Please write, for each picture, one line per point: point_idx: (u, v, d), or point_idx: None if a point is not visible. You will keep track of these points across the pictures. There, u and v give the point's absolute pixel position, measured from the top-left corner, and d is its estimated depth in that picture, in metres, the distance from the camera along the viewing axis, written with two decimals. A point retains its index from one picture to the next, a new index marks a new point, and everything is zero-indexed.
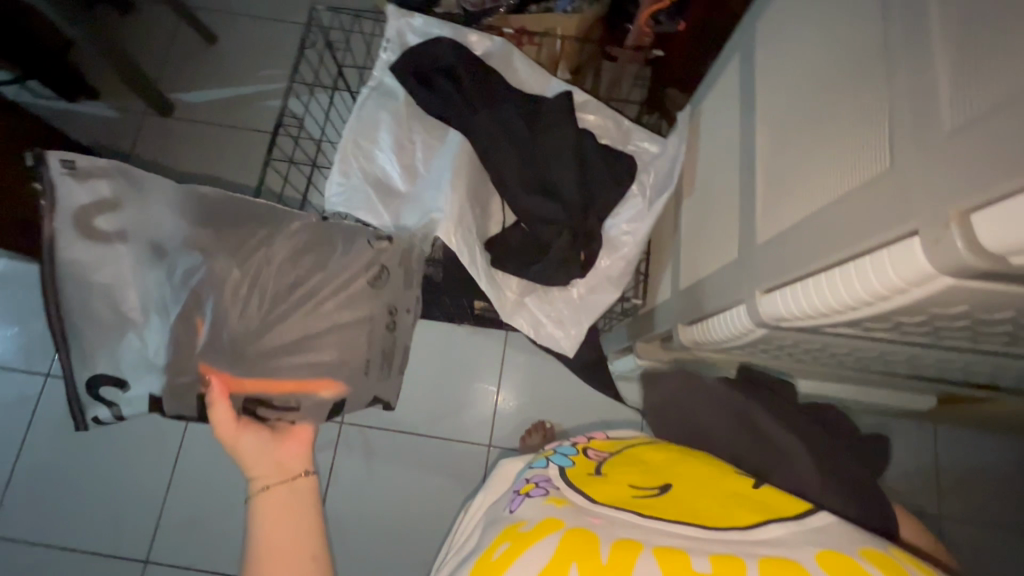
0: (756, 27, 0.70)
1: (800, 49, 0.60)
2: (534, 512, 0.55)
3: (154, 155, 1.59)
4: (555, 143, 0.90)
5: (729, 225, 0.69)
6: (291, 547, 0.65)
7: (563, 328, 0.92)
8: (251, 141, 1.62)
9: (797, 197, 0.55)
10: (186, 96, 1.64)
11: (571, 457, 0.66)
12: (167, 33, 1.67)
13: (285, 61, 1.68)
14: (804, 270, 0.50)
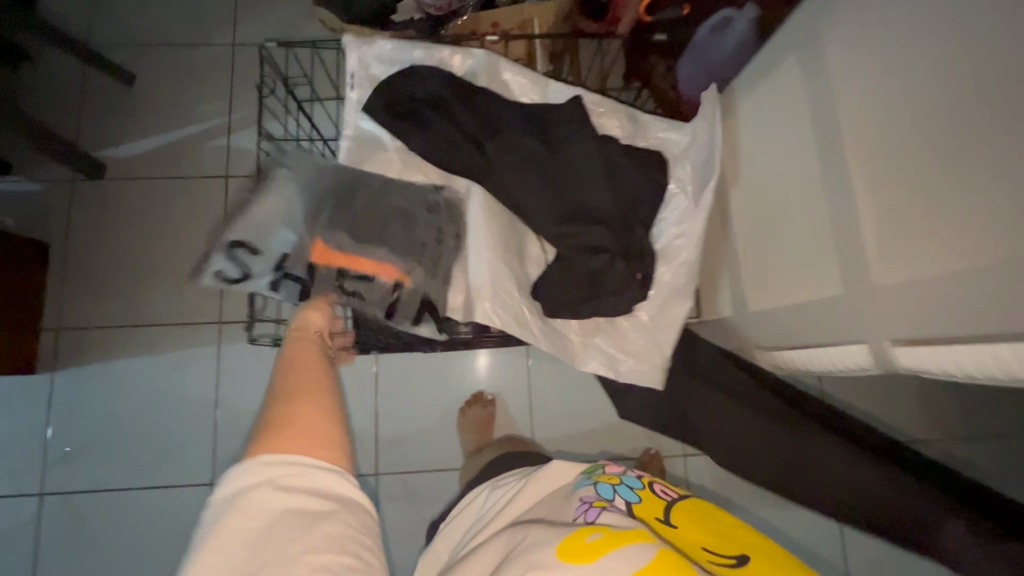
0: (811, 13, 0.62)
1: (874, 69, 0.53)
2: (619, 522, 0.58)
3: (99, 227, 1.41)
4: (582, 167, 0.81)
5: (812, 249, 0.63)
6: (315, 384, 0.78)
7: (640, 356, 0.84)
8: (203, 189, 1.44)
9: (921, 238, 0.51)
10: (115, 151, 1.44)
11: (639, 489, 0.66)
12: (75, 81, 1.45)
13: (219, 92, 1.48)
14: (941, 333, 0.50)
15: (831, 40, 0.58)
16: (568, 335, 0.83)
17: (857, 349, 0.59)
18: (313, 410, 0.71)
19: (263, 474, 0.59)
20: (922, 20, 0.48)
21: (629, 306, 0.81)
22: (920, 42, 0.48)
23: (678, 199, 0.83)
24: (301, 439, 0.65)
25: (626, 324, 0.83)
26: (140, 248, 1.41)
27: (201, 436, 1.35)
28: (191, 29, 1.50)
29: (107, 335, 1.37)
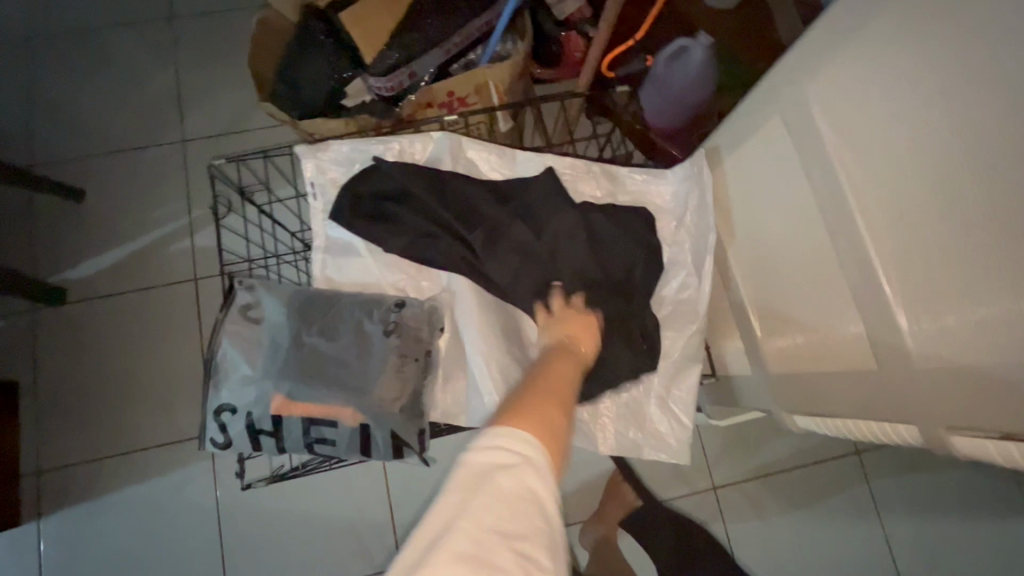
0: (802, 63, 0.59)
1: (889, 135, 0.51)
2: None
3: (67, 355, 1.33)
4: (568, 245, 0.76)
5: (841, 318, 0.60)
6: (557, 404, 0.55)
7: (666, 431, 0.78)
8: (171, 297, 1.37)
9: (957, 320, 0.47)
10: (74, 272, 1.37)
11: None
12: (23, 206, 1.38)
13: (175, 193, 1.42)
14: (989, 422, 0.47)
15: (834, 99, 0.56)
16: (583, 419, 0.77)
17: (903, 428, 0.56)
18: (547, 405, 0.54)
19: (514, 443, 0.48)
20: (938, 84, 0.45)
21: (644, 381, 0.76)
22: (938, 109, 0.46)
23: (678, 264, 0.78)
24: (549, 435, 0.51)
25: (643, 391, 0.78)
26: (118, 370, 1.33)
27: (212, 559, 1.26)
28: (136, 133, 1.45)
29: (94, 469, 1.29)
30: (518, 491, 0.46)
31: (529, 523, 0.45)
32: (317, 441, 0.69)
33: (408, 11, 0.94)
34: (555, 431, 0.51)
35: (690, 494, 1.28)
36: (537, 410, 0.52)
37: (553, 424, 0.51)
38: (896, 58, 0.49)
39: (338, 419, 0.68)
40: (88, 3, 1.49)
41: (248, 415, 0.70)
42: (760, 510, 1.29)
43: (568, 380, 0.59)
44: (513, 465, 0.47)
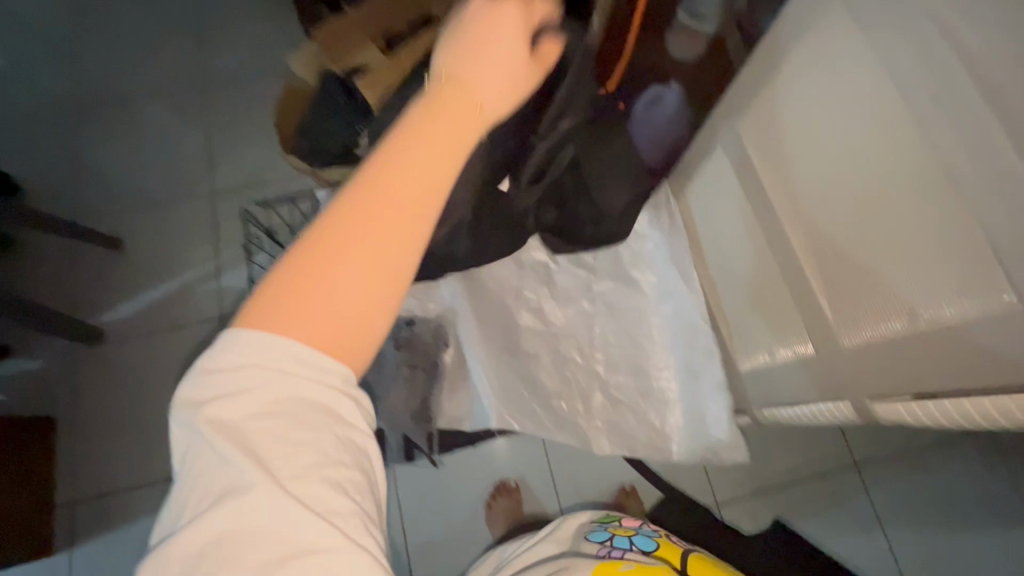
0: (728, 103, 0.70)
1: (801, 157, 0.60)
2: (642, 561, 0.70)
3: (102, 391, 1.43)
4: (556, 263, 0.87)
5: (789, 316, 0.69)
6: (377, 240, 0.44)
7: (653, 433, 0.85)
8: (198, 334, 1.48)
9: (866, 299, 0.55)
10: (110, 314, 1.49)
11: (653, 539, 0.78)
12: (67, 257, 1.52)
13: (203, 239, 1.56)
14: (906, 388, 0.53)
15: (761, 131, 0.66)
16: (579, 422, 0.85)
17: (840, 406, 0.62)
18: (341, 263, 0.43)
19: (254, 352, 0.44)
20: (824, 113, 0.55)
21: (630, 386, 0.85)
22: (830, 133, 0.55)
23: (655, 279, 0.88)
24: (318, 301, 0.44)
25: (633, 397, 0.85)
26: (147, 403, 1.43)
27: None
28: (169, 188, 1.60)
29: (123, 498, 1.36)
30: (265, 412, 0.44)
31: (294, 441, 0.44)
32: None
33: (414, 70, 1.03)
34: (342, 293, 0.44)
35: (693, 508, 1.32)
36: (322, 257, 0.44)
37: (339, 275, 0.44)
38: (793, 95, 0.59)
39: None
40: (131, 78, 1.69)
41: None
42: (761, 522, 1.32)
43: (404, 199, 0.45)
44: (256, 388, 0.43)
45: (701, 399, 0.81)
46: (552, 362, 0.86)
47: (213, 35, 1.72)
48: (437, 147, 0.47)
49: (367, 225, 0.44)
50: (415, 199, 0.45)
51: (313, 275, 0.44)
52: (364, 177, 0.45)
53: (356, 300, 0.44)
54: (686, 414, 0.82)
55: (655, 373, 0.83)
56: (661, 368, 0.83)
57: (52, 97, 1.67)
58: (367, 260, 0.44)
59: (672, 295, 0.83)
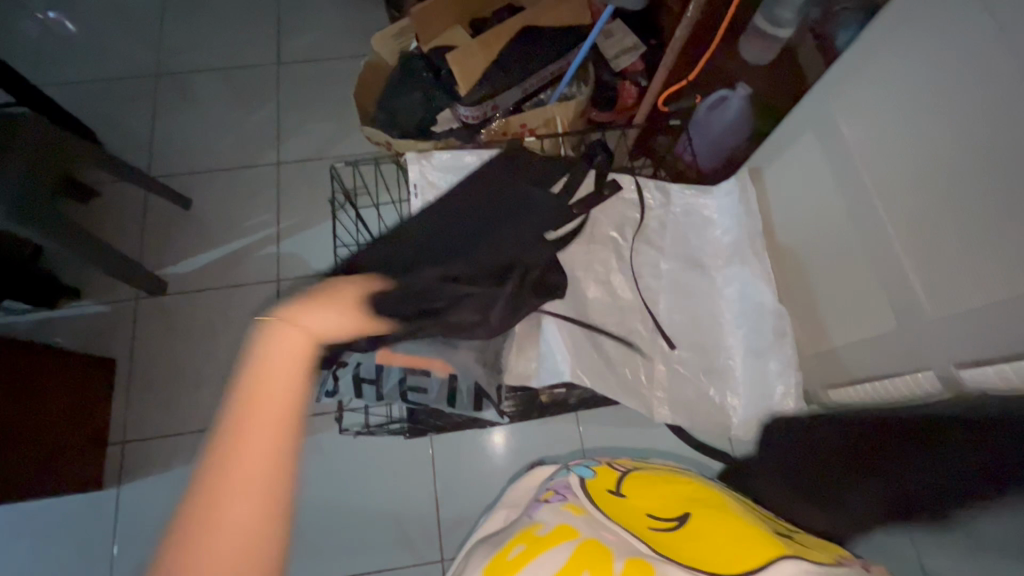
0: (825, 95, 0.74)
1: (893, 143, 0.64)
2: (547, 519, 0.64)
3: (155, 342, 1.44)
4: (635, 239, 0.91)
5: (867, 296, 0.72)
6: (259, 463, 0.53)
7: (720, 410, 0.87)
8: (253, 295, 1.48)
9: (960, 273, 0.58)
10: (173, 268, 1.52)
11: (593, 469, 0.75)
12: (138, 209, 1.57)
13: (266, 205, 1.59)
14: (994, 351, 0.56)
15: (855, 119, 0.70)
16: (643, 390, 0.88)
17: (921, 376, 0.65)
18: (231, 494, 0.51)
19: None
20: (918, 102, 0.59)
21: (694, 360, 0.88)
22: (924, 121, 0.59)
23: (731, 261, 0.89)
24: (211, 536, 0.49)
25: (697, 372, 0.88)
26: (194, 354, 1.42)
27: None
28: (239, 154, 1.65)
29: (164, 444, 1.35)
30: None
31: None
32: (412, 389, 0.83)
33: (499, 54, 1.13)
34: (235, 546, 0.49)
35: None
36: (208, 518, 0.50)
37: (227, 520, 0.50)
38: (886, 87, 0.64)
39: (432, 370, 0.82)
40: (212, 51, 1.76)
41: (355, 365, 0.83)
42: None
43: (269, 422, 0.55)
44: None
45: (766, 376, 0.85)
46: (618, 333, 0.89)
47: (293, 18, 1.79)
48: (274, 363, 0.59)
49: (241, 468, 0.53)
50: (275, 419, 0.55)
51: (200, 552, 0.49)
52: (225, 441, 0.54)
53: (252, 532, 0.50)
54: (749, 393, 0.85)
55: (722, 352, 0.87)
56: (727, 345, 0.87)
57: (135, 63, 1.74)
58: (247, 498, 0.52)
59: (739, 277, 0.88)
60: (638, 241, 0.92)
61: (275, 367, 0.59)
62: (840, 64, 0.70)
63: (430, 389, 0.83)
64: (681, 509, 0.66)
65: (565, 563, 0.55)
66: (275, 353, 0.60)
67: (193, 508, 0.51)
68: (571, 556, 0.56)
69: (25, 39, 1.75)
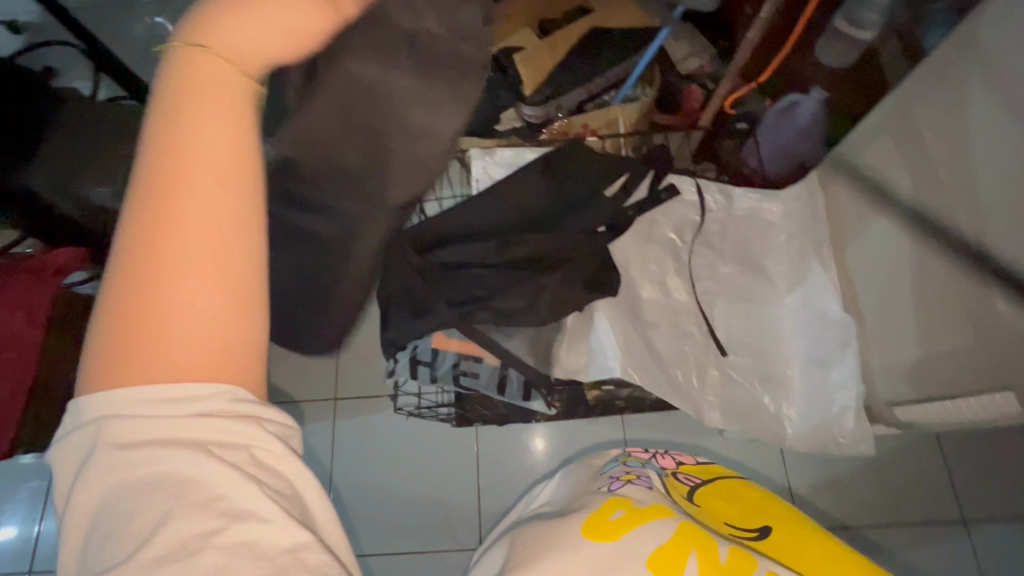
0: (915, 102, 0.74)
1: (979, 159, 0.65)
2: (641, 497, 0.61)
3: None
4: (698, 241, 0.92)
5: (950, 307, 0.73)
6: (191, 322, 0.35)
7: (779, 415, 0.85)
8: None
9: None
10: None
11: (665, 476, 0.72)
12: None
13: None
14: None
15: (943, 133, 0.70)
16: (694, 394, 0.87)
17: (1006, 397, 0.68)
18: (152, 278, 0.34)
19: (107, 411, 0.35)
20: (1008, 111, 0.60)
21: (749, 367, 0.87)
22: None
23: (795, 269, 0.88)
24: (152, 326, 0.34)
25: (752, 380, 0.86)
26: None
27: None
28: None
29: None
30: (133, 450, 0.35)
31: (207, 434, 0.36)
32: (464, 373, 0.88)
33: (566, 56, 1.15)
34: (187, 327, 0.35)
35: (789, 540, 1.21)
36: (138, 286, 0.34)
37: (174, 292, 0.34)
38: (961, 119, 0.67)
39: (485, 358, 0.86)
40: None
41: (412, 349, 0.88)
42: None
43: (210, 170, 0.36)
44: (145, 402, 0.35)
45: (828, 386, 0.84)
46: (671, 334, 0.89)
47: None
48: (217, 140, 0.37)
49: (169, 234, 0.35)
50: (203, 187, 0.35)
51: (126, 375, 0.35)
52: (130, 242, 0.35)
53: (214, 316, 0.35)
54: (806, 402, 0.84)
55: (780, 361, 0.86)
56: (785, 355, 0.85)
57: None
58: (205, 271, 0.35)
59: (802, 285, 0.87)
60: (697, 243, 0.92)
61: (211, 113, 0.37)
62: (937, 67, 0.70)
63: (479, 375, 0.89)
64: (762, 519, 0.61)
65: (664, 539, 0.53)
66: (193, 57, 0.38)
67: (111, 287, 0.35)
68: (663, 537, 0.53)
69: (132, 40, 1.93)
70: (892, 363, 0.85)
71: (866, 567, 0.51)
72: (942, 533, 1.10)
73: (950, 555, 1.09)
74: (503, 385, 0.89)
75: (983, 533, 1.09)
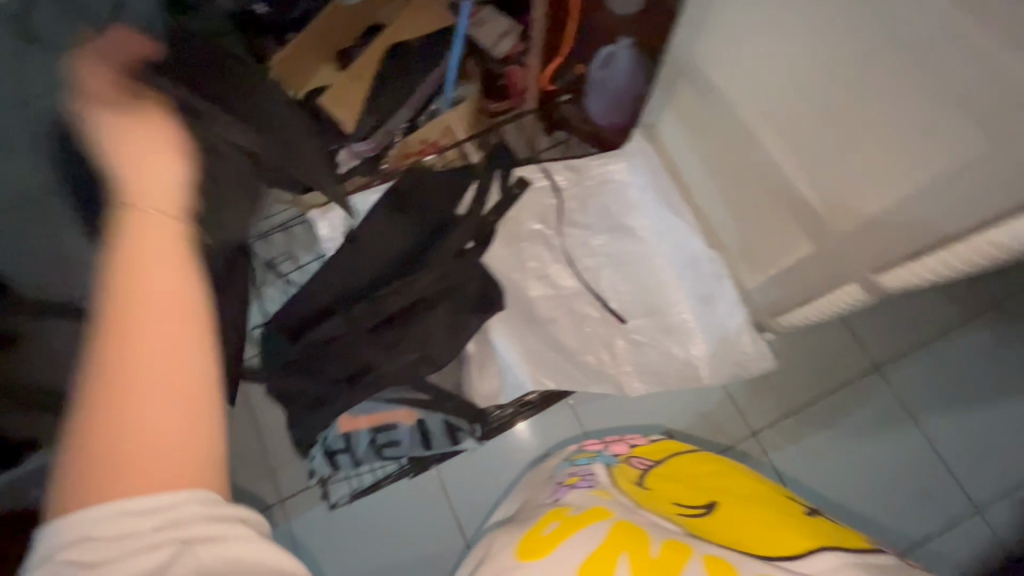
0: (707, 36, 0.79)
1: (780, 81, 0.72)
2: (580, 502, 0.62)
3: None
4: (564, 223, 0.92)
5: (785, 223, 0.80)
6: (157, 422, 0.40)
7: (689, 359, 0.88)
8: None
9: (859, 183, 0.67)
10: None
11: (616, 464, 0.73)
12: None
13: None
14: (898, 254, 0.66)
15: (740, 63, 0.77)
16: (610, 370, 0.89)
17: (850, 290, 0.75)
18: (127, 381, 0.40)
19: (77, 523, 0.37)
20: (794, 30, 0.67)
21: (648, 327, 0.89)
22: (811, 45, 0.66)
23: (657, 220, 0.90)
24: (111, 435, 0.39)
25: (655, 336, 0.89)
26: None
27: None
28: None
29: None
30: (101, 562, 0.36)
31: (174, 537, 0.38)
32: (385, 445, 0.85)
33: (374, 81, 1.09)
34: (161, 369, 0.41)
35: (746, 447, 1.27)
36: (114, 393, 0.39)
37: (141, 393, 0.40)
38: (759, 38, 0.72)
39: (398, 422, 0.84)
40: None
41: (323, 440, 0.83)
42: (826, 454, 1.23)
43: (147, 284, 0.43)
44: (89, 520, 0.37)
45: (720, 318, 0.87)
46: (570, 322, 0.89)
47: None
48: (146, 263, 0.45)
49: (134, 338, 0.41)
50: (154, 298, 0.43)
51: (99, 425, 0.39)
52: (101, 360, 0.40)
53: (174, 413, 0.40)
54: (707, 337, 0.88)
55: (673, 311, 0.89)
56: (675, 303, 0.89)
57: None
58: (158, 368, 0.41)
59: (668, 233, 0.90)
60: (564, 225, 0.92)
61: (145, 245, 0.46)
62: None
63: (401, 439, 0.86)
64: (712, 498, 0.63)
65: (598, 546, 0.53)
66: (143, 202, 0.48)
67: (83, 407, 0.39)
68: (601, 538, 0.53)
69: None
70: (766, 278, 0.88)
71: (806, 537, 0.53)
72: (869, 395, 1.19)
73: (880, 411, 1.18)
74: (427, 438, 0.88)
75: (898, 377, 1.20)
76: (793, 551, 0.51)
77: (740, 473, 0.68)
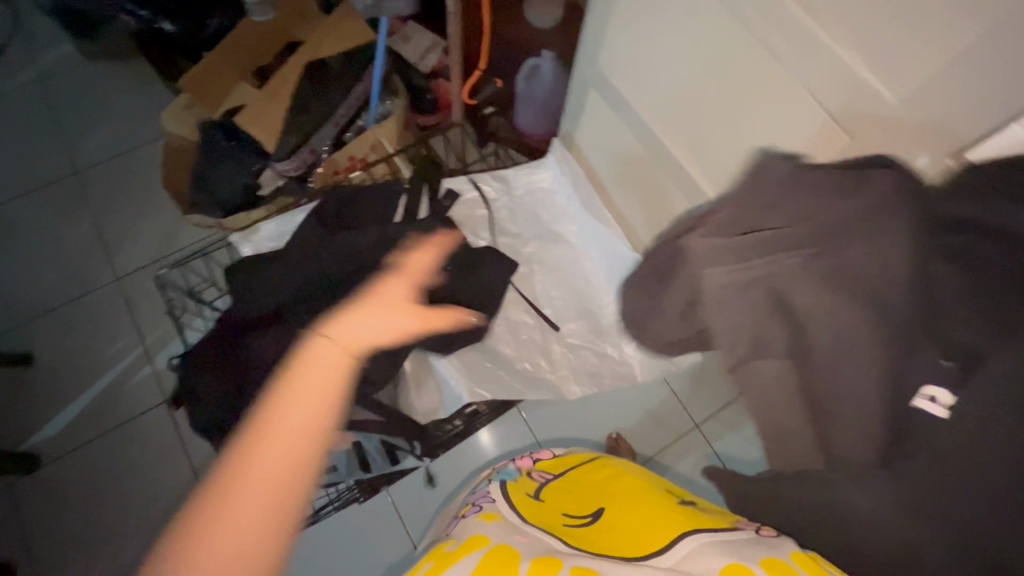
0: (610, 46, 0.84)
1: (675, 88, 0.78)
2: (464, 533, 0.62)
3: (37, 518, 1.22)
4: (495, 233, 0.93)
5: None
6: (241, 528, 0.46)
7: (623, 358, 0.91)
8: None
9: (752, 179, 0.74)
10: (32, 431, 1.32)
11: (517, 481, 0.75)
12: None
13: (124, 327, 1.24)
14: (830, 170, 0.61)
15: (639, 71, 0.82)
16: (548, 376, 0.90)
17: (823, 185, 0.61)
18: (250, 486, 0.48)
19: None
20: (681, 41, 0.72)
21: (582, 330, 0.91)
22: (697, 54, 0.71)
23: (583, 226, 0.93)
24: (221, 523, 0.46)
25: (589, 338, 0.91)
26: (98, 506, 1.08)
27: None
28: None
29: None
30: None
31: None
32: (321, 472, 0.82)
33: (292, 97, 1.08)
34: (265, 484, 0.48)
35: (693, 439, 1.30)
36: (229, 486, 0.47)
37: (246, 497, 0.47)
38: (654, 48, 0.77)
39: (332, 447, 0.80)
40: None
41: None
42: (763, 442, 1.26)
43: (303, 418, 0.51)
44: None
45: None
46: (506, 331, 0.90)
47: (62, 83, 1.41)
48: (308, 398, 0.52)
49: (269, 453, 0.49)
50: (304, 431, 0.50)
51: (221, 485, 0.48)
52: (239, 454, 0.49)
53: (251, 528, 0.46)
54: None
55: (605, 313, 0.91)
56: (606, 306, 0.91)
57: None
58: (273, 483, 0.48)
59: (595, 237, 0.93)
60: (495, 235, 0.93)
61: (312, 385, 0.53)
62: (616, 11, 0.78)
63: (337, 465, 0.83)
64: (598, 502, 0.65)
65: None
66: (324, 354, 0.56)
67: (210, 486, 0.48)
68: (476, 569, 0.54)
69: None
70: None
71: (673, 525, 0.56)
72: None
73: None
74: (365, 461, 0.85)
75: None
76: (656, 544, 0.54)
77: (630, 472, 0.70)
